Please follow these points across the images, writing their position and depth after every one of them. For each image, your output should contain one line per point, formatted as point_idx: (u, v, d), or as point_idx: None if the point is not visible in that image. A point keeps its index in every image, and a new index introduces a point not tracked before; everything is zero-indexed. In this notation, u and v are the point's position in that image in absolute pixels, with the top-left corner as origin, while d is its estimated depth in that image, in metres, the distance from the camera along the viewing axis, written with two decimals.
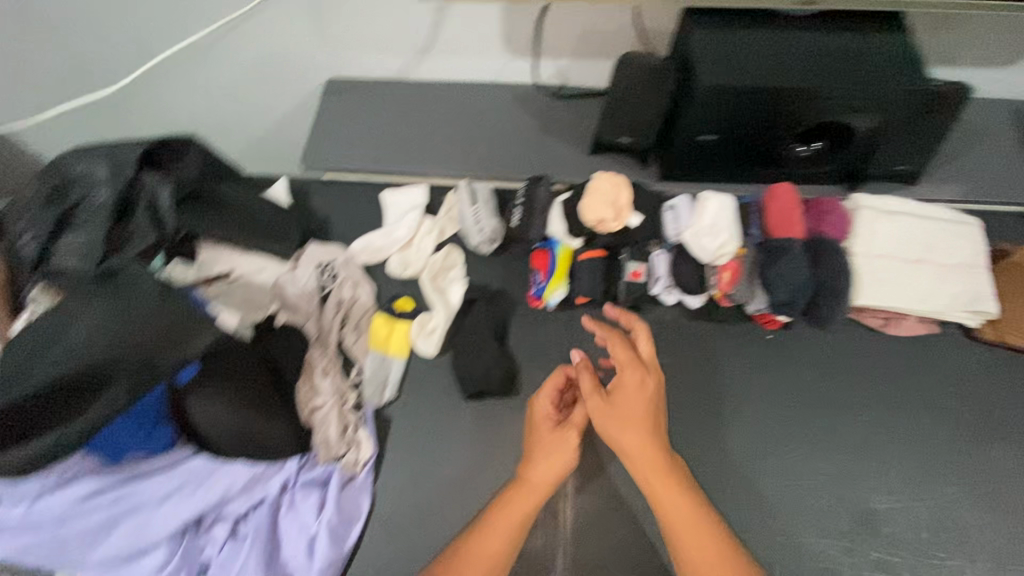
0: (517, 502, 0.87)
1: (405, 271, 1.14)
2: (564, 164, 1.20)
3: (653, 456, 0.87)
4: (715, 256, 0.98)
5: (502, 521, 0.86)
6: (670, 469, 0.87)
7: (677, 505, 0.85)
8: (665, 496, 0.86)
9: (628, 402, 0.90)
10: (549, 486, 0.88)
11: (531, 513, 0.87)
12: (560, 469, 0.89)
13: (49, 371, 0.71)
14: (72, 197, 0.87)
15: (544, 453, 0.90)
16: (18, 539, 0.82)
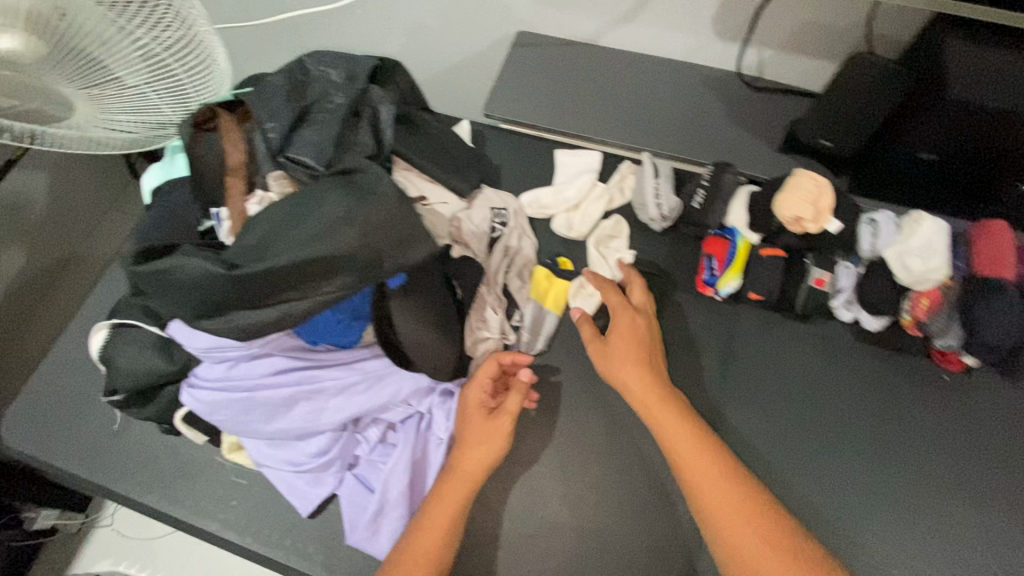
0: (470, 434, 0.91)
1: (570, 231, 1.15)
2: (748, 156, 1.16)
3: (665, 409, 0.89)
4: (918, 279, 0.93)
5: (472, 450, 0.89)
6: (679, 415, 0.88)
7: (697, 452, 0.85)
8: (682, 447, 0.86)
9: (611, 347, 0.95)
10: (500, 424, 0.91)
11: (484, 454, 0.89)
12: (507, 425, 0.91)
13: (291, 246, 0.75)
14: (309, 97, 0.94)
15: (473, 411, 0.92)
16: (210, 394, 0.87)
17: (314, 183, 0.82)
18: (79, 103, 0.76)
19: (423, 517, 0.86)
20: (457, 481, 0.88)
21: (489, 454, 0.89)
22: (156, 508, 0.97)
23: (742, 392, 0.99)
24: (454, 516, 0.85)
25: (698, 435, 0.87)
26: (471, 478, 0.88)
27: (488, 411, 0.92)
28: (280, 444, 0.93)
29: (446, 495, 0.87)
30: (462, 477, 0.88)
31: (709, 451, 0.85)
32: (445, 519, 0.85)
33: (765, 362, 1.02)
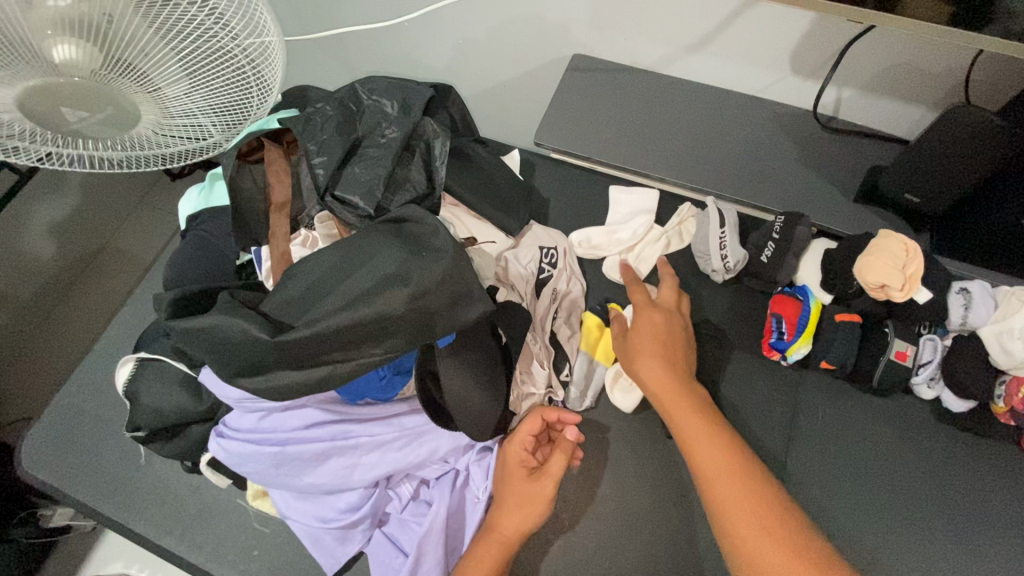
0: (510, 495, 0.84)
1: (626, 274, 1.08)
2: (822, 206, 1.07)
3: (683, 394, 0.84)
4: (1018, 364, 0.83)
5: (511, 513, 0.82)
6: (699, 405, 0.83)
7: (703, 433, 0.80)
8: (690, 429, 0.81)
9: (635, 331, 0.91)
10: (535, 483, 0.83)
11: (526, 519, 0.81)
12: (551, 489, 0.83)
13: (338, 305, 0.68)
14: (361, 129, 0.87)
15: (514, 469, 0.85)
16: (237, 447, 0.81)
17: (363, 229, 0.75)
18: (139, 109, 0.72)
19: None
20: (492, 544, 0.81)
21: (528, 519, 0.81)
22: (174, 551, 0.92)
23: (809, 471, 0.90)
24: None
25: (713, 419, 0.82)
26: (507, 541, 0.81)
27: (526, 469, 0.85)
28: (308, 498, 0.87)
29: (477, 560, 0.80)
30: (499, 540, 0.81)
31: (728, 441, 0.79)
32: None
33: (834, 438, 0.93)
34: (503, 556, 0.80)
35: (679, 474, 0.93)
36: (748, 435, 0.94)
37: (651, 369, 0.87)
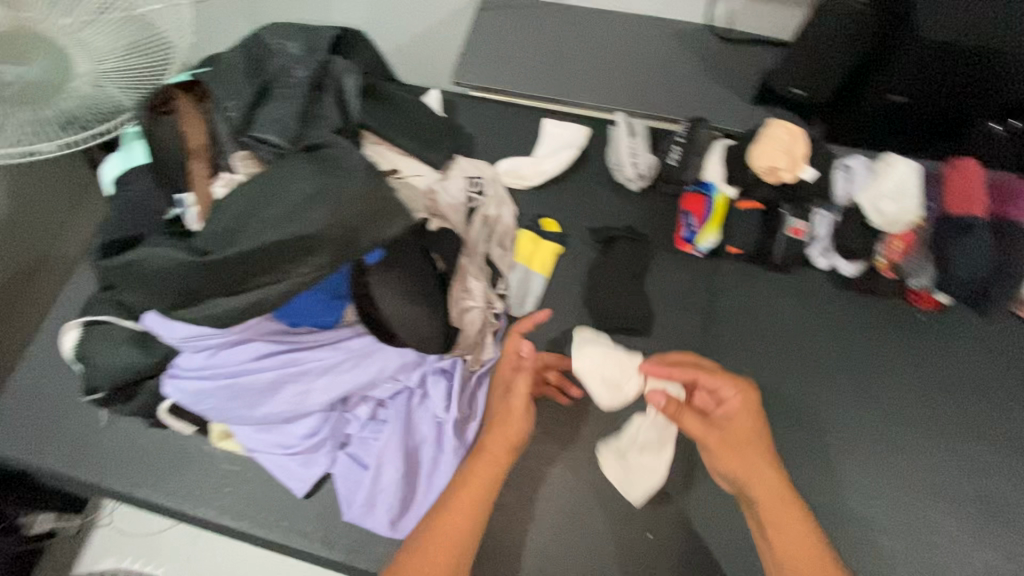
0: (506, 424, 0.81)
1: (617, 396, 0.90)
2: (724, 111, 1.15)
3: (770, 480, 0.75)
4: (889, 223, 0.96)
5: (512, 430, 0.81)
6: (789, 498, 0.75)
7: (790, 522, 0.73)
8: (780, 517, 0.73)
9: (739, 464, 0.76)
10: (518, 409, 0.82)
11: (513, 433, 0.81)
12: (525, 404, 0.82)
13: (263, 228, 0.73)
14: (269, 71, 0.90)
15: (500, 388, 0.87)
16: (194, 385, 0.86)
17: (281, 162, 0.79)
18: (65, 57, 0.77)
19: (457, 495, 0.76)
20: (490, 454, 0.79)
21: (521, 430, 0.81)
22: (149, 499, 0.97)
23: (726, 346, 1.01)
24: (489, 489, 0.77)
25: (795, 511, 0.74)
26: (506, 453, 0.80)
27: (508, 389, 0.86)
28: (271, 428, 0.92)
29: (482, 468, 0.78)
30: (503, 449, 0.79)
31: (805, 525, 0.73)
32: (479, 497, 0.76)
33: (748, 315, 1.03)
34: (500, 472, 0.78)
35: None
36: (673, 322, 1.03)
37: (755, 476, 0.76)
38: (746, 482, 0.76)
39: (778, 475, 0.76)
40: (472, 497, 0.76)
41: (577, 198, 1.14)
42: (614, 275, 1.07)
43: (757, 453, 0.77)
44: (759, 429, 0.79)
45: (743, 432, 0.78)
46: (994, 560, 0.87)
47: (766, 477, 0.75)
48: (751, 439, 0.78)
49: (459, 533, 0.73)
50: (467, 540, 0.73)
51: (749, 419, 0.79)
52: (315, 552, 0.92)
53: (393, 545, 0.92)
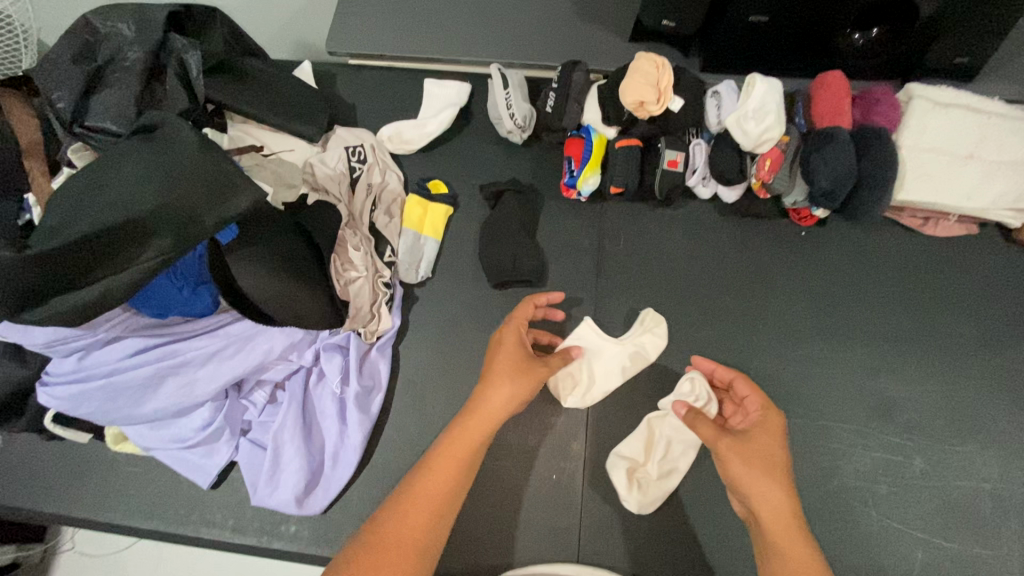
0: (494, 393, 0.76)
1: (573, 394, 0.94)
2: (601, 50, 1.14)
3: (774, 501, 0.66)
4: (757, 143, 0.94)
5: (496, 396, 0.75)
6: (794, 522, 0.65)
7: (795, 548, 0.63)
8: (780, 536, 0.65)
9: (737, 462, 0.68)
10: (529, 376, 0.78)
11: (515, 405, 0.76)
12: (537, 381, 0.79)
13: (94, 218, 0.70)
14: (101, 58, 0.87)
15: (511, 361, 0.79)
16: (69, 390, 0.84)
17: (114, 148, 0.78)
18: None
19: (418, 484, 0.69)
20: (472, 423, 0.74)
21: (515, 398, 0.76)
22: (53, 513, 0.95)
23: (618, 285, 1.02)
24: (466, 462, 0.72)
25: (796, 537, 0.64)
26: (485, 426, 0.74)
27: (526, 364, 0.79)
28: (164, 424, 0.91)
29: (454, 442, 0.72)
30: (480, 421, 0.74)
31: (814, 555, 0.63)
32: (452, 471, 0.70)
33: (638, 252, 1.03)
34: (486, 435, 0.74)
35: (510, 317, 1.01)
36: (565, 269, 1.03)
37: (762, 496, 0.66)
38: (748, 496, 0.67)
39: (785, 497, 0.66)
40: (450, 467, 0.71)
41: (463, 158, 1.14)
42: (503, 228, 1.04)
43: (773, 480, 0.66)
44: (775, 450, 0.69)
45: (747, 450, 0.69)
46: (879, 454, 0.90)
47: (775, 504, 0.66)
48: (766, 457, 0.68)
49: (410, 530, 0.65)
50: (436, 516, 0.68)
51: (762, 443, 0.70)
52: (227, 539, 0.92)
53: (306, 521, 0.92)
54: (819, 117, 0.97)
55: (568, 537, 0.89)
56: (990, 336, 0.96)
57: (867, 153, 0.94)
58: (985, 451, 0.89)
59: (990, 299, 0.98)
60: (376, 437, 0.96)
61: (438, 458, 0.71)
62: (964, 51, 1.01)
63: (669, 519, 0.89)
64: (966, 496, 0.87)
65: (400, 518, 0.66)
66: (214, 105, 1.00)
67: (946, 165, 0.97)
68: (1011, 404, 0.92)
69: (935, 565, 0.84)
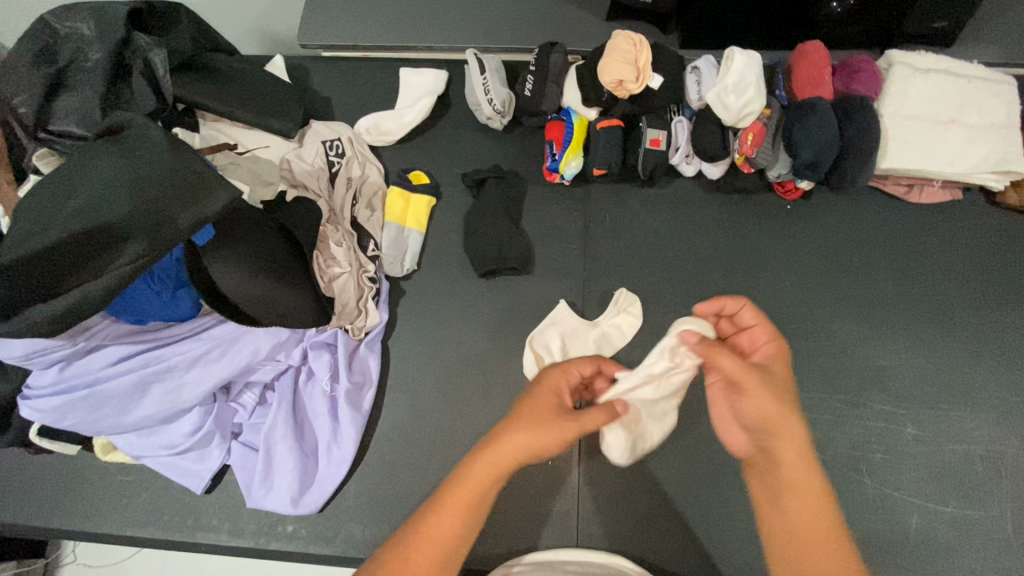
0: (520, 431, 0.64)
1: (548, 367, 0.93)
2: (578, 30, 1.12)
3: (797, 445, 0.62)
4: (739, 117, 0.93)
5: (517, 434, 0.64)
6: (812, 464, 0.61)
7: (810, 492, 0.61)
8: (795, 478, 0.61)
9: (761, 395, 0.64)
10: (568, 423, 0.65)
11: (539, 452, 0.64)
12: (571, 436, 0.65)
13: (65, 224, 0.68)
14: (61, 59, 0.84)
15: (545, 395, 0.70)
16: (51, 402, 0.82)
17: (80, 151, 0.75)
18: None
19: (428, 517, 0.61)
20: (483, 459, 0.63)
21: (539, 445, 0.64)
22: (45, 527, 0.94)
23: (606, 268, 1.01)
24: (480, 505, 0.62)
25: (813, 480, 0.61)
26: (498, 470, 0.63)
27: (563, 412, 0.67)
28: (152, 431, 0.90)
29: (468, 478, 0.62)
30: (499, 463, 0.63)
31: (828, 499, 0.61)
32: (461, 514, 0.61)
33: (624, 234, 1.02)
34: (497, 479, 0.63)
35: (499, 305, 1.01)
36: (552, 255, 1.03)
37: (785, 435, 0.62)
38: (763, 429, 0.64)
39: (802, 438, 0.62)
40: (459, 507, 0.61)
41: (444, 146, 1.12)
42: (487, 215, 1.02)
43: (796, 420, 0.62)
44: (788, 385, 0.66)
45: (765, 387, 0.64)
46: (872, 423, 0.90)
47: (796, 447, 0.62)
48: (781, 395, 0.64)
49: (411, 571, 0.58)
50: (442, 561, 0.59)
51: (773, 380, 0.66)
52: (224, 543, 0.91)
53: (303, 520, 0.92)
54: (799, 88, 0.96)
55: (568, 522, 0.89)
56: (978, 300, 0.96)
57: (851, 122, 0.93)
58: (976, 414, 0.90)
59: (976, 263, 0.98)
60: (369, 433, 0.95)
61: (449, 498, 0.61)
62: (944, 16, 0.99)
63: (666, 499, 0.89)
64: (959, 460, 0.88)
65: (409, 542, 0.59)
66: (184, 104, 0.98)
67: (928, 131, 0.96)
68: (1000, 366, 0.92)
69: (930, 529, 0.85)
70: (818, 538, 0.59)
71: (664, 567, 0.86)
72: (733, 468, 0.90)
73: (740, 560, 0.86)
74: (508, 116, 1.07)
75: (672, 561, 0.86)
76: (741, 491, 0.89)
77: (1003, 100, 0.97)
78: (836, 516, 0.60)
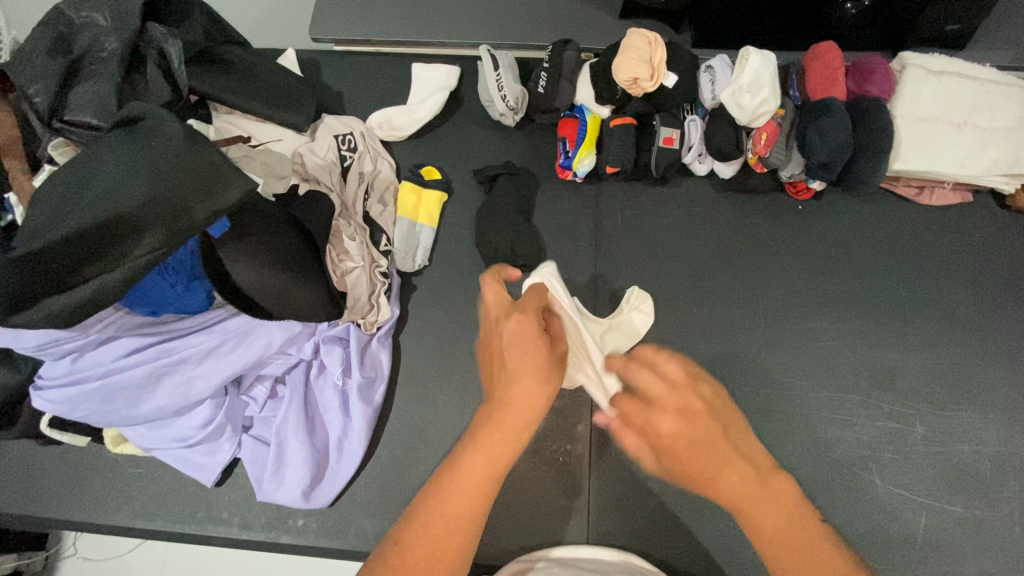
0: (529, 356, 0.62)
1: None
2: (590, 28, 1.12)
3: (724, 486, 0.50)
4: (754, 117, 0.93)
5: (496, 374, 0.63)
6: (763, 484, 0.51)
7: (763, 508, 0.50)
8: (754, 503, 0.50)
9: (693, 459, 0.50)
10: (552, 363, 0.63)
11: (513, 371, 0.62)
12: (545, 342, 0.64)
13: (81, 215, 0.68)
14: (77, 49, 0.84)
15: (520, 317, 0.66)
16: (63, 394, 0.82)
17: (97, 141, 0.75)
18: None
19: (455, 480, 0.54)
20: (505, 414, 0.58)
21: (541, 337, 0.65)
22: (53, 520, 0.93)
23: (617, 266, 1.01)
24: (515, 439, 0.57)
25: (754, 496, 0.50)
26: (526, 415, 0.59)
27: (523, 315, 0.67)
28: (163, 423, 0.89)
29: (489, 434, 0.57)
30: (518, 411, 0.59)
31: (792, 503, 0.51)
32: (493, 457, 0.55)
33: (635, 232, 1.03)
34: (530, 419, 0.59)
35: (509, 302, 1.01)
36: (563, 252, 1.03)
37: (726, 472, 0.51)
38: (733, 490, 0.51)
39: (750, 471, 0.51)
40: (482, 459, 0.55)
41: (455, 143, 1.12)
42: (500, 212, 1.02)
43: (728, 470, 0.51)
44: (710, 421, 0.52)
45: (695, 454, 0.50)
46: (880, 422, 0.91)
47: (735, 486, 0.50)
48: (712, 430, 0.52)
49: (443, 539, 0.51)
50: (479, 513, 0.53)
51: (697, 408, 0.52)
52: (234, 536, 0.91)
53: (313, 514, 0.92)
54: (812, 89, 0.96)
55: (577, 518, 0.89)
56: (988, 302, 0.96)
57: (863, 123, 0.93)
58: (983, 415, 0.91)
59: (985, 265, 0.98)
60: (380, 428, 0.95)
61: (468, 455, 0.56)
62: (957, 18, 1.00)
63: (675, 496, 0.90)
64: (968, 461, 0.88)
65: (431, 505, 0.53)
66: (197, 96, 0.97)
67: (940, 133, 0.97)
68: (1008, 368, 0.93)
69: (937, 528, 0.86)
70: (810, 566, 0.47)
71: (674, 563, 0.87)
72: None
73: (749, 558, 0.86)
74: (521, 113, 1.07)
75: (681, 558, 0.87)
76: None
77: (1015, 103, 0.98)
78: (806, 518, 0.51)
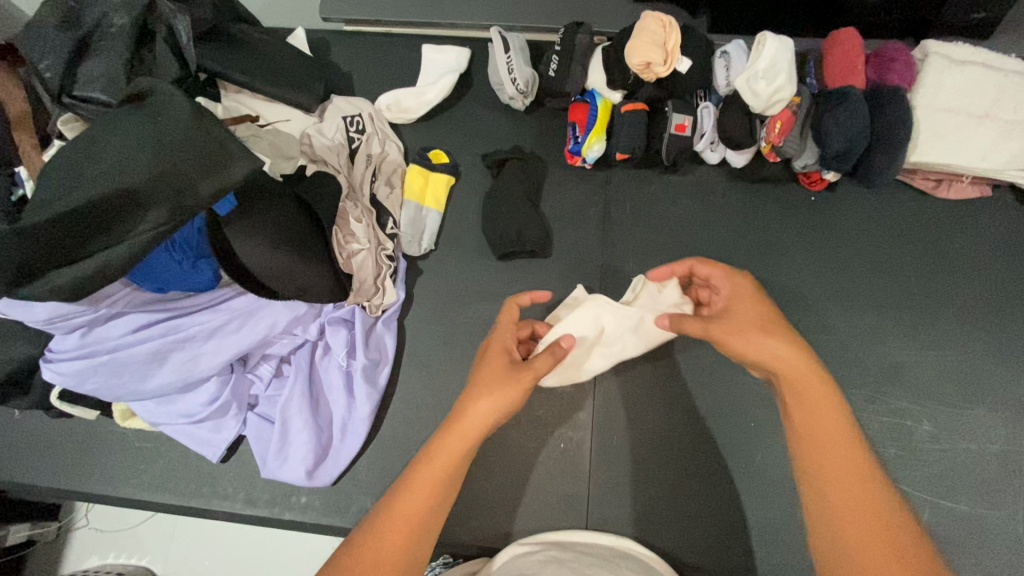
0: (438, 442, 0.63)
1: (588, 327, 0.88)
2: (604, 10, 1.09)
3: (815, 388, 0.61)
4: (769, 104, 0.91)
5: (480, 403, 0.65)
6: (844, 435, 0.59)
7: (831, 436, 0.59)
8: (814, 408, 0.60)
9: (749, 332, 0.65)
10: (513, 382, 0.66)
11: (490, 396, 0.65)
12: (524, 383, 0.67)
13: (90, 188, 0.68)
14: (87, 24, 0.84)
15: (494, 366, 0.69)
16: (73, 366, 0.83)
17: (105, 117, 0.75)
18: None
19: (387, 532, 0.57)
20: (447, 432, 0.64)
21: (498, 405, 0.65)
22: (66, 490, 0.96)
23: (624, 253, 1.00)
24: (439, 487, 0.61)
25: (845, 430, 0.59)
26: (464, 441, 0.63)
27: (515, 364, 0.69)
28: (170, 400, 0.90)
29: (403, 503, 0.59)
30: (458, 431, 0.64)
31: (841, 422, 0.60)
32: (425, 491, 0.60)
33: (644, 220, 1.01)
34: (435, 494, 0.60)
35: (514, 287, 1.00)
36: (569, 238, 1.02)
37: (782, 363, 0.63)
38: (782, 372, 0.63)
39: (816, 372, 0.62)
40: (403, 528, 0.58)
41: (464, 126, 1.11)
42: (508, 197, 1.01)
43: (778, 335, 0.65)
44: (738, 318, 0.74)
45: (744, 317, 0.67)
46: (888, 418, 0.90)
47: (792, 371, 0.62)
48: (764, 303, 0.69)
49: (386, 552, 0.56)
50: (413, 536, 0.58)
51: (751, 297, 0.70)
52: (239, 512, 0.93)
53: (316, 492, 0.93)
54: (831, 77, 0.94)
55: (577, 504, 0.90)
56: (1004, 299, 0.94)
57: (882, 113, 0.91)
58: (993, 413, 0.89)
59: (1002, 261, 0.96)
60: (383, 410, 0.96)
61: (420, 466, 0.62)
62: (985, 6, 0.97)
63: (676, 486, 0.89)
64: (974, 458, 0.88)
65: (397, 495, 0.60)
66: (206, 74, 0.97)
67: (961, 124, 0.94)
68: (1020, 366, 0.91)
69: (942, 524, 0.85)
70: (836, 459, 0.58)
71: (674, 552, 0.87)
72: (745, 459, 0.90)
73: (750, 546, 0.87)
74: (532, 96, 1.05)
75: (681, 547, 0.87)
76: (753, 480, 0.89)
77: None
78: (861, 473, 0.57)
